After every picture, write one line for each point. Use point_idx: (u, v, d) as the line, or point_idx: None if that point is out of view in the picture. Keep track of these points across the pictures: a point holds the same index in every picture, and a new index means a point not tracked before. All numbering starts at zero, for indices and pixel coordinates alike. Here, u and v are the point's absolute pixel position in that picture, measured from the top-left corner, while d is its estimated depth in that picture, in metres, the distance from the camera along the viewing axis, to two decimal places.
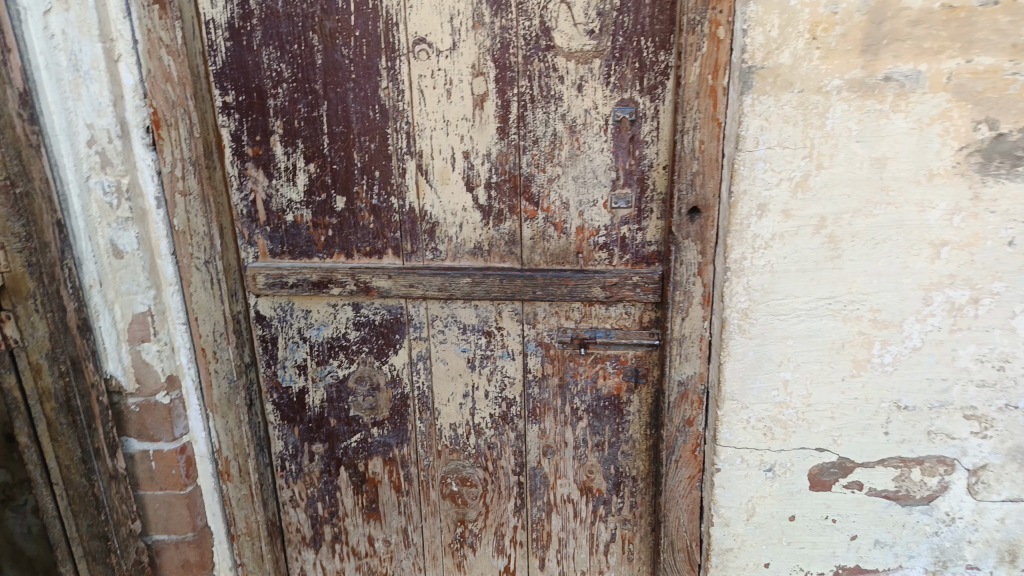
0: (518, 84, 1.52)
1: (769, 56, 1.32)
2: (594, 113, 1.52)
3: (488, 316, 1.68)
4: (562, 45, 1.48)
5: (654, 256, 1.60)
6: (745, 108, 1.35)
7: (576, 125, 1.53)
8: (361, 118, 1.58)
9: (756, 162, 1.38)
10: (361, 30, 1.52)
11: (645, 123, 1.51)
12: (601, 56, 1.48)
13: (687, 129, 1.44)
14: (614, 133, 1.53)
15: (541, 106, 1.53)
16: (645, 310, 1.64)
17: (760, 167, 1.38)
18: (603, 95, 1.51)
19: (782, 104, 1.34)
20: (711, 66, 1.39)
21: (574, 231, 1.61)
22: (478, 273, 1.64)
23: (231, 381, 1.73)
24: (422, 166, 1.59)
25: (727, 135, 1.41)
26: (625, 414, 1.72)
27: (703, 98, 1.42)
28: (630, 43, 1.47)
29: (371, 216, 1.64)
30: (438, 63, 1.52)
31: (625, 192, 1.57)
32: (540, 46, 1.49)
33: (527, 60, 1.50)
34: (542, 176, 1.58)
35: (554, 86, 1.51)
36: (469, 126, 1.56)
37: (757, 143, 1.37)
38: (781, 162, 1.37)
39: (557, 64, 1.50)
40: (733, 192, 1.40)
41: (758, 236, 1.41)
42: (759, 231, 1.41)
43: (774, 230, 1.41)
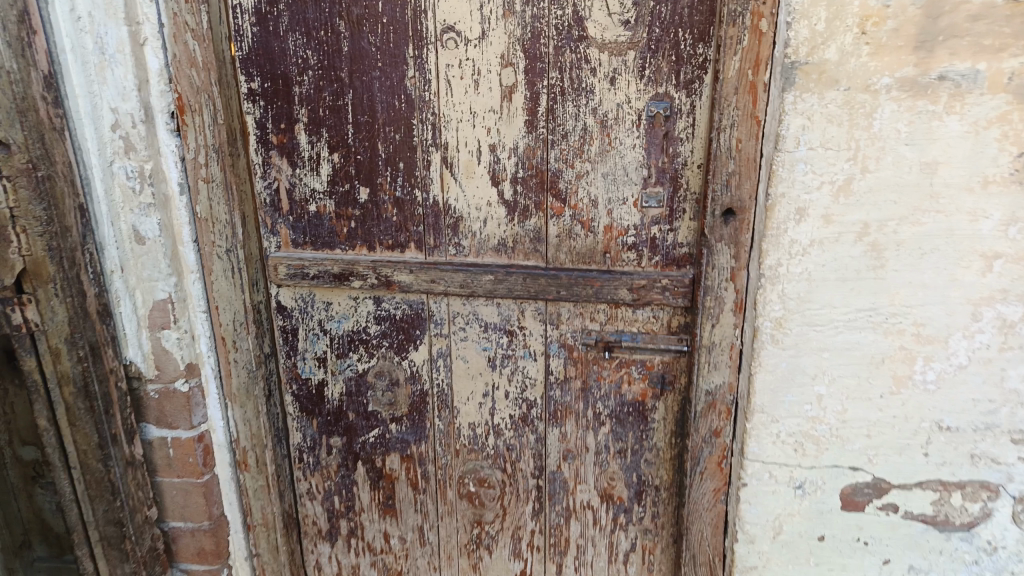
0: (549, 75, 1.46)
1: (815, 51, 1.24)
2: (627, 108, 1.46)
3: (511, 315, 1.64)
4: (595, 35, 1.42)
5: (685, 259, 1.53)
6: (787, 106, 1.28)
7: (607, 120, 1.47)
8: (386, 108, 1.54)
9: (795, 164, 1.30)
10: (389, 17, 1.47)
11: (680, 119, 1.44)
12: (636, 48, 1.42)
13: (725, 127, 1.37)
14: (647, 129, 1.46)
15: (572, 99, 1.47)
16: (674, 315, 1.57)
17: (800, 169, 1.30)
18: (636, 88, 1.44)
19: (827, 103, 1.26)
20: (752, 61, 1.31)
21: (602, 230, 1.55)
22: (501, 270, 1.59)
23: (250, 370, 1.71)
24: (447, 158, 1.55)
25: (766, 134, 1.34)
26: (650, 421, 1.66)
27: (742, 94, 1.34)
28: (667, 34, 1.40)
29: (394, 209, 1.60)
30: (466, 52, 1.47)
31: (657, 191, 1.50)
32: (572, 36, 1.43)
33: (559, 50, 1.44)
34: (570, 172, 1.52)
35: (586, 79, 1.45)
36: (496, 118, 1.51)
37: (798, 143, 1.29)
38: (823, 165, 1.29)
39: (589, 56, 1.43)
40: (770, 195, 1.33)
41: (795, 242, 1.34)
42: (796, 236, 1.34)
43: (813, 237, 1.33)
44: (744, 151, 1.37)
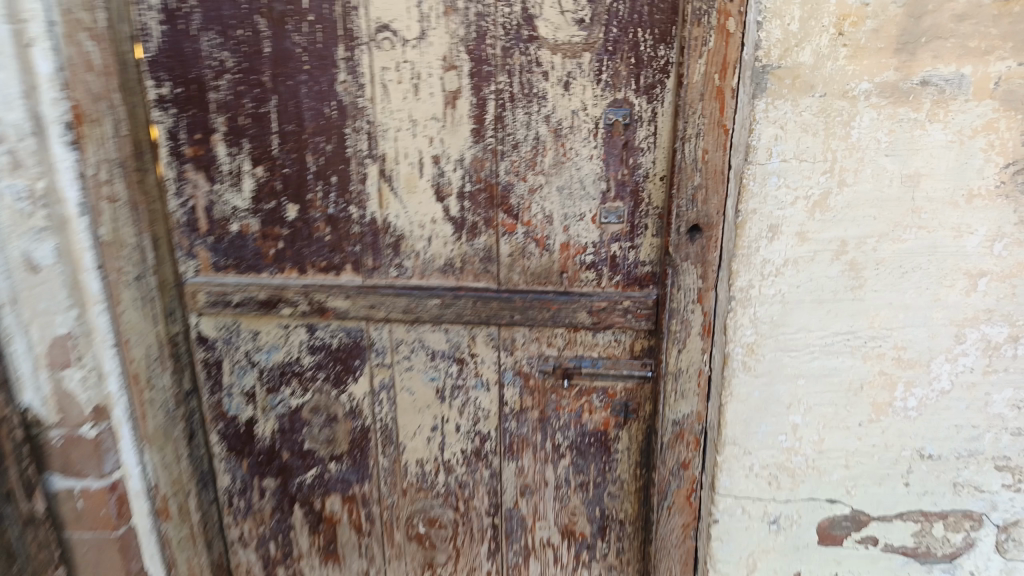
0: (496, 80, 1.32)
1: (788, 54, 1.13)
2: (583, 115, 1.33)
3: (460, 342, 1.49)
4: (547, 35, 1.29)
5: (648, 278, 1.41)
6: (759, 114, 1.16)
7: (561, 129, 1.34)
8: (315, 116, 1.37)
9: (769, 177, 1.19)
10: (315, 14, 1.31)
11: (640, 127, 1.32)
12: (591, 50, 1.29)
13: (689, 136, 1.25)
14: (604, 138, 1.34)
15: (522, 106, 1.33)
16: (637, 339, 1.45)
17: (773, 183, 1.19)
18: (592, 94, 1.31)
19: (801, 111, 1.15)
20: (719, 64, 1.20)
21: (559, 248, 1.41)
22: (449, 294, 1.45)
23: (168, 410, 1.52)
24: (386, 171, 1.39)
25: (735, 144, 1.22)
26: (613, 452, 1.54)
27: (709, 100, 1.22)
28: (625, 34, 1.28)
29: (327, 227, 1.44)
30: (404, 54, 1.32)
31: (617, 206, 1.38)
32: (522, 36, 1.29)
33: (507, 52, 1.30)
34: (522, 185, 1.38)
35: (538, 83, 1.31)
36: (439, 127, 1.36)
37: (771, 154, 1.18)
38: (798, 178, 1.18)
39: (541, 58, 1.30)
40: (742, 210, 1.21)
41: (769, 261, 1.23)
42: (770, 256, 1.22)
43: (788, 256, 1.22)
44: (712, 162, 1.25)
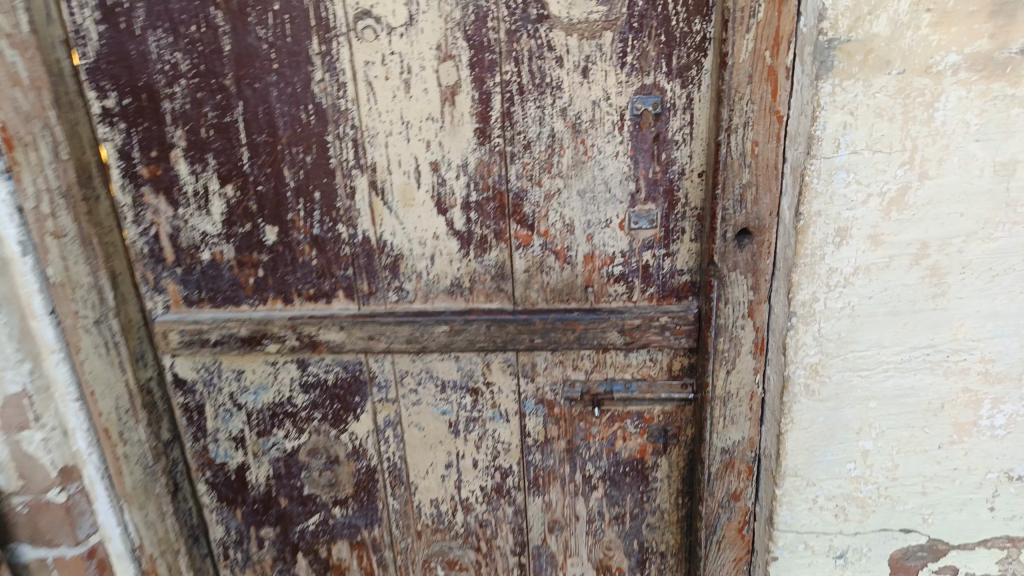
0: (502, 69, 1.12)
1: (857, 25, 0.93)
2: (605, 106, 1.13)
3: (474, 370, 1.31)
4: (559, 14, 1.08)
5: (686, 289, 1.23)
6: (824, 99, 0.96)
7: (581, 123, 1.14)
8: (290, 123, 1.16)
9: (836, 172, 0.99)
10: (282, 2, 1.09)
11: (673, 118, 1.13)
12: (613, 29, 1.09)
13: (736, 126, 1.05)
14: (632, 132, 1.14)
15: (533, 99, 1.13)
16: (675, 357, 1.28)
17: (841, 180, 1.00)
18: (616, 80, 1.11)
19: (874, 93, 0.96)
20: (771, 39, 1.00)
21: (582, 261, 1.23)
22: (459, 319, 1.25)
23: (147, 465, 1.32)
24: (377, 183, 1.19)
25: (790, 135, 1.03)
26: (651, 480, 1.37)
27: (759, 83, 1.03)
28: (653, 8, 1.07)
29: (313, 250, 1.24)
30: (391, 44, 1.11)
31: (648, 209, 1.19)
32: (530, 17, 1.08)
33: (513, 35, 1.10)
34: (536, 191, 1.19)
35: (551, 71, 1.11)
36: (437, 128, 1.16)
37: (838, 146, 0.98)
38: (870, 173, 0.99)
39: (554, 41, 1.10)
40: (804, 214, 1.02)
41: (835, 271, 1.04)
42: (837, 265, 1.04)
43: (858, 263, 1.04)
44: (762, 156, 1.06)
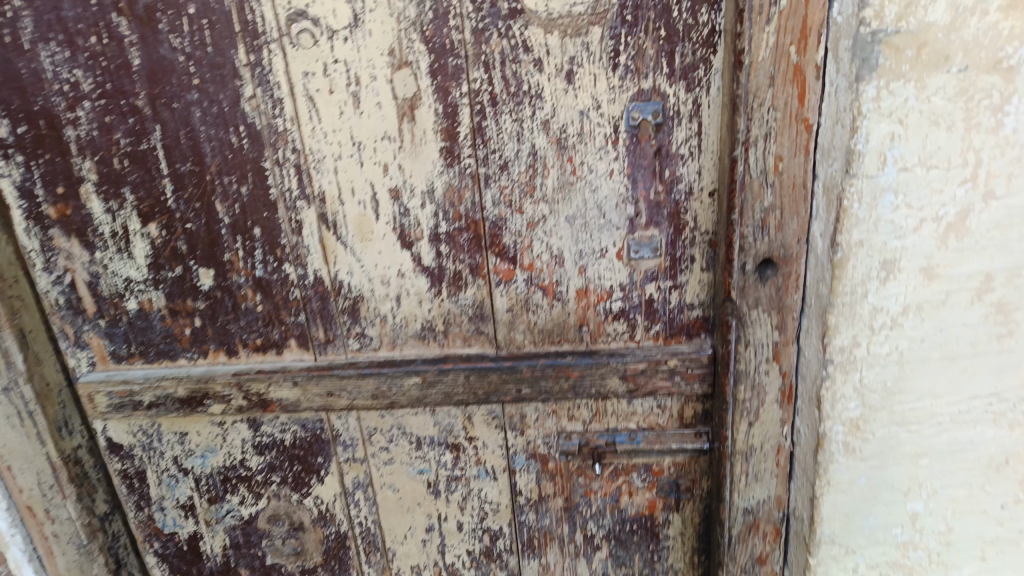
0: (469, 76, 0.92)
1: (909, 11, 0.73)
2: (595, 116, 0.94)
3: (453, 425, 1.12)
4: (534, 7, 0.89)
5: (698, 325, 1.05)
6: (866, 105, 0.76)
7: (567, 138, 0.95)
8: (218, 149, 0.97)
9: (881, 194, 0.80)
10: (197, 4, 0.90)
11: (678, 127, 0.94)
12: (602, 23, 0.89)
13: (756, 138, 0.87)
14: (628, 146, 0.95)
15: (508, 110, 0.94)
16: (687, 403, 1.10)
17: (887, 204, 0.81)
18: (607, 85, 0.92)
19: (928, 96, 0.76)
20: (797, 31, 0.81)
21: (574, 296, 1.04)
22: (432, 370, 1.06)
23: (81, 544, 1.14)
24: (327, 216, 1.00)
25: (822, 149, 0.84)
26: (662, 538, 1.19)
27: (782, 85, 0.84)
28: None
29: (258, 295, 1.05)
30: (333, 51, 0.91)
31: (650, 235, 1.00)
32: (500, 12, 0.89)
33: (480, 35, 0.90)
34: (517, 219, 1.00)
35: (528, 77, 0.92)
36: (395, 149, 0.97)
37: (885, 163, 0.79)
38: (924, 194, 0.80)
39: (530, 40, 0.90)
40: (842, 245, 0.83)
41: (880, 311, 0.86)
42: (882, 303, 0.85)
43: (908, 300, 0.85)
44: (788, 173, 0.88)
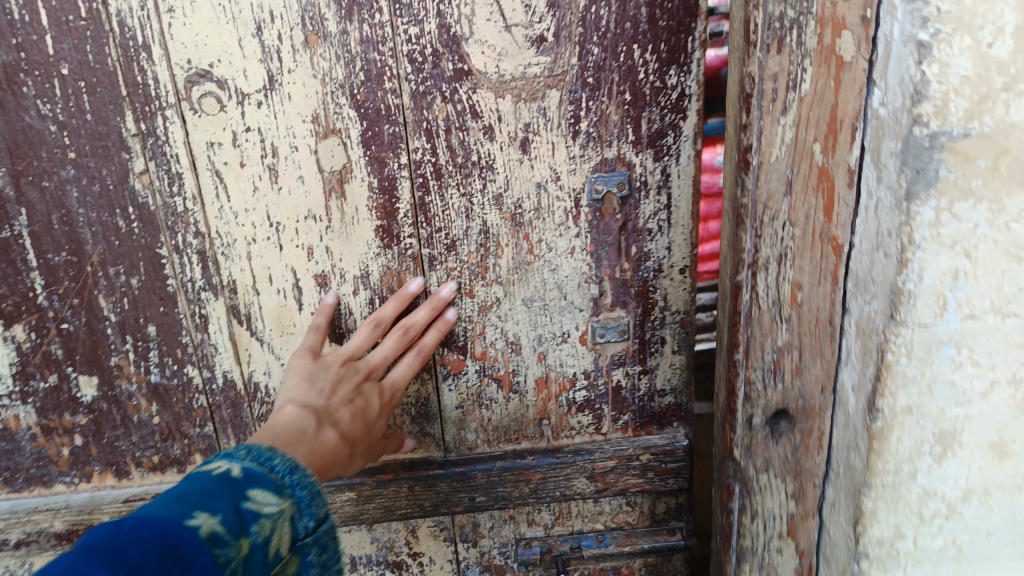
0: (409, 145, 0.79)
1: (984, 107, 0.46)
2: (553, 188, 0.83)
3: (394, 540, 0.98)
4: (483, 69, 0.77)
5: (670, 413, 0.95)
6: (918, 232, 0.48)
7: (522, 213, 0.83)
8: (102, 235, 0.79)
9: (974, 369, 0.53)
10: (73, 61, 0.73)
11: (646, 198, 0.84)
12: (561, 86, 0.78)
13: (767, 260, 0.63)
14: (591, 221, 0.85)
15: (455, 183, 0.81)
16: (659, 499, 0.99)
17: (977, 376, 0.53)
18: (567, 154, 0.81)
19: (1007, 222, 0.49)
20: (824, 123, 0.54)
21: (533, 387, 0.92)
22: (369, 483, 0.91)
23: None
24: (239, 308, 0.84)
25: (856, 277, 0.54)
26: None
27: (802, 193, 0.58)
28: (612, 56, 0.78)
29: (155, 405, 0.87)
30: (243, 117, 0.77)
31: (616, 316, 0.89)
32: (444, 73, 0.77)
33: (420, 99, 0.78)
34: (467, 303, 0.87)
35: (477, 146, 0.80)
36: (322, 230, 0.82)
37: (944, 307, 0.51)
38: (997, 347, 0.52)
39: (480, 104, 0.78)
40: (883, 410, 0.54)
41: (933, 496, 0.57)
42: (936, 486, 0.57)
43: (971, 483, 0.57)
44: (813, 306, 0.59)
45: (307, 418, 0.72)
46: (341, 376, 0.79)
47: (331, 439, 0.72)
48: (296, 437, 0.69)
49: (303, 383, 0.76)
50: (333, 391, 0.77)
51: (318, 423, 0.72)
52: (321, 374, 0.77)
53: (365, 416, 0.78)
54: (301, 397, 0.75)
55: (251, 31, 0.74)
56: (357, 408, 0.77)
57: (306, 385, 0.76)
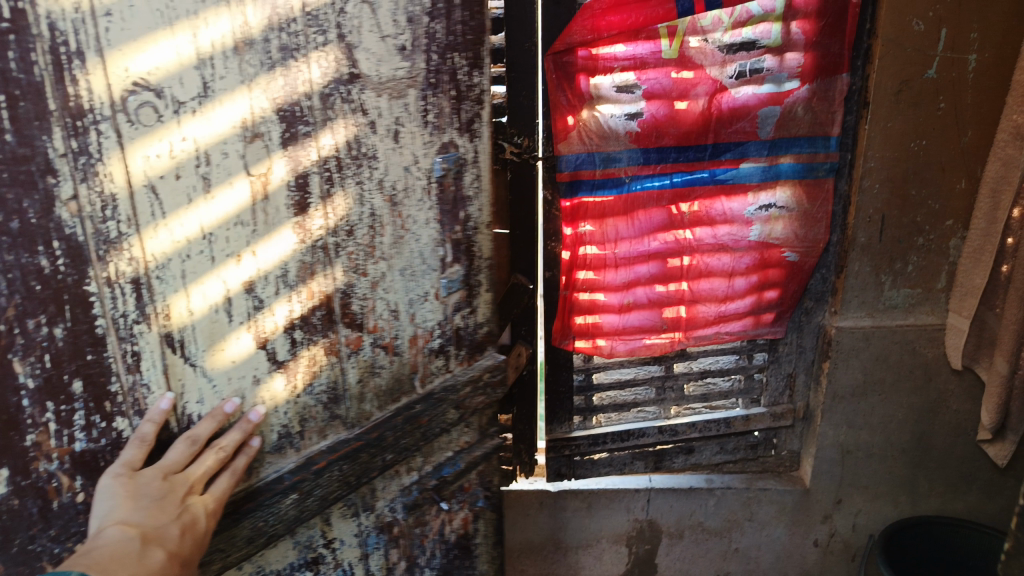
0: (317, 144, 0.79)
1: None
2: (415, 170, 0.86)
3: (312, 537, 0.96)
4: (369, 71, 0.80)
5: (488, 340, 1.01)
6: None
7: (398, 195, 0.86)
8: (18, 277, 0.66)
9: None
10: None
11: (468, 172, 0.91)
12: (416, 85, 0.83)
13: None
14: (439, 194, 0.89)
15: (353, 175, 0.82)
16: (485, 414, 1.03)
17: None
18: (422, 140, 0.85)
19: None
20: None
21: (409, 345, 0.94)
22: (306, 476, 0.88)
23: None
24: (173, 337, 0.76)
25: None
26: (473, 548, 1.12)
27: None
28: (444, 61, 0.84)
29: (80, 480, 0.74)
30: (179, 127, 0.70)
31: (456, 268, 0.94)
32: (340, 76, 0.78)
33: (327, 100, 0.78)
34: (363, 280, 0.87)
35: (366, 138, 0.82)
36: (249, 235, 0.78)
37: None
38: None
39: (367, 102, 0.81)
40: None
41: None
42: None
43: None
44: None
45: (128, 539, 0.69)
46: (165, 491, 0.74)
47: (157, 560, 0.69)
48: (117, 563, 0.66)
49: (125, 501, 0.71)
50: (157, 508, 0.73)
51: (141, 544, 0.69)
52: (145, 489, 0.73)
53: (196, 530, 0.74)
54: (127, 514, 0.71)
55: (186, 35, 0.68)
56: (185, 525, 0.73)
57: (131, 502, 0.71)
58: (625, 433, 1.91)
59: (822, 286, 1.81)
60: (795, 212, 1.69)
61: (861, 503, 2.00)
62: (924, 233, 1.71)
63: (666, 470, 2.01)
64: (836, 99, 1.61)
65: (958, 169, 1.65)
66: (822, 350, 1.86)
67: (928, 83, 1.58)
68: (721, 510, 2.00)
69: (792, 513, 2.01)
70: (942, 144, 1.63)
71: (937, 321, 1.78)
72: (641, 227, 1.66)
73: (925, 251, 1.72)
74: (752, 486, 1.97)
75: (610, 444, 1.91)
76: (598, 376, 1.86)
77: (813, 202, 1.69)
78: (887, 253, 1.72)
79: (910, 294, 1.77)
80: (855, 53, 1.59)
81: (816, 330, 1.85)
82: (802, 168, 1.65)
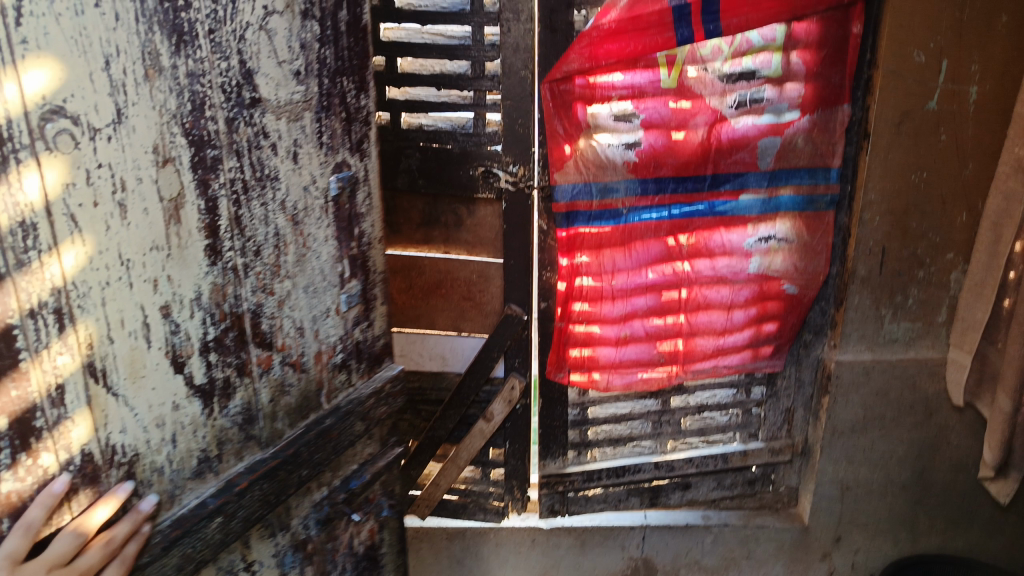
0: (223, 167, 0.75)
1: None
2: (313, 190, 0.85)
3: (233, 561, 0.87)
4: (269, 96, 0.78)
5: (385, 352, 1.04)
6: None
7: (299, 214, 0.84)
8: None
9: None
10: None
11: (360, 191, 0.93)
12: (311, 109, 0.83)
13: None
14: (336, 212, 0.89)
15: (256, 196, 0.79)
16: (386, 424, 1.05)
17: None
18: (319, 160, 0.85)
19: None
20: None
21: (313, 362, 0.92)
22: (230, 498, 0.80)
23: None
24: (94, 366, 0.67)
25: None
26: (380, 558, 1.13)
27: None
28: (334, 85, 0.85)
29: (6, 522, 0.64)
30: (96, 154, 0.63)
31: (354, 283, 0.95)
32: (242, 101, 0.75)
33: (233, 124, 0.74)
34: (269, 300, 0.84)
35: (268, 161, 0.79)
36: (164, 257, 0.71)
37: None
38: None
39: (268, 126, 0.78)
40: None
41: None
42: None
43: None
44: None
45: None
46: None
47: None
48: None
49: None
50: None
51: None
52: None
53: None
54: None
55: (100, 58, 0.62)
56: None
57: None
58: (619, 469, 1.86)
59: (822, 318, 1.76)
60: (795, 244, 1.66)
61: (861, 541, 1.94)
62: (925, 266, 1.67)
63: (662, 506, 1.95)
64: (836, 130, 1.59)
65: (959, 202, 1.62)
66: (821, 384, 1.81)
67: (930, 114, 1.55)
68: (718, 547, 1.95)
69: (791, 551, 1.95)
70: (942, 176, 1.60)
71: (939, 355, 1.74)
72: (637, 258, 1.63)
73: (926, 283, 1.69)
74: (749, 524, 1.92)
75: (606, 479, 1.87)
76: (595, 410, 1.81)
77: (813, 234, 1.66)
78: (887, 285, 1.68)
79: (912, 328, 1.73)
80: (855, 83, 1.56)
81: (816, 363, 1.81)
82: (802, 201, 1.63)
